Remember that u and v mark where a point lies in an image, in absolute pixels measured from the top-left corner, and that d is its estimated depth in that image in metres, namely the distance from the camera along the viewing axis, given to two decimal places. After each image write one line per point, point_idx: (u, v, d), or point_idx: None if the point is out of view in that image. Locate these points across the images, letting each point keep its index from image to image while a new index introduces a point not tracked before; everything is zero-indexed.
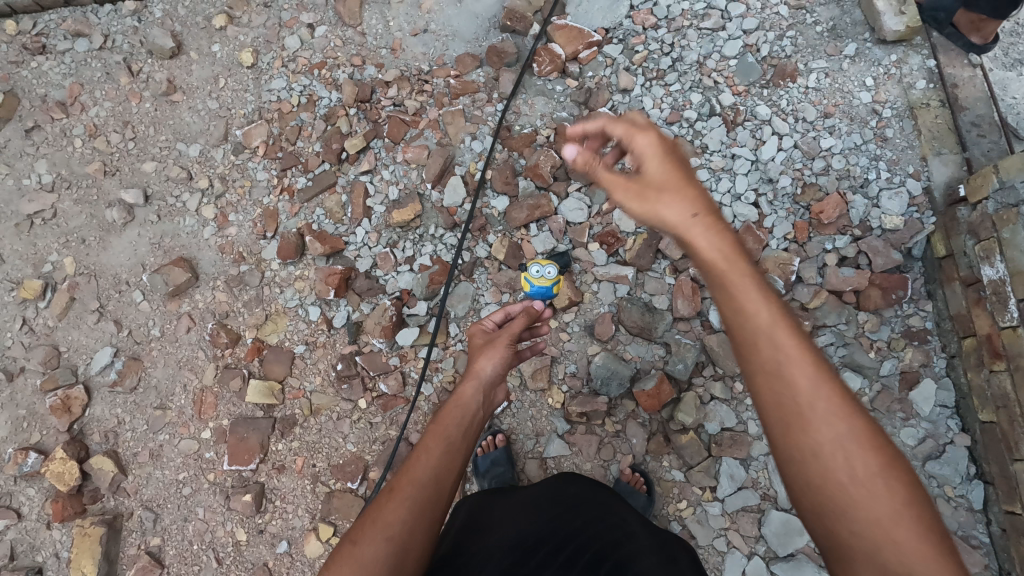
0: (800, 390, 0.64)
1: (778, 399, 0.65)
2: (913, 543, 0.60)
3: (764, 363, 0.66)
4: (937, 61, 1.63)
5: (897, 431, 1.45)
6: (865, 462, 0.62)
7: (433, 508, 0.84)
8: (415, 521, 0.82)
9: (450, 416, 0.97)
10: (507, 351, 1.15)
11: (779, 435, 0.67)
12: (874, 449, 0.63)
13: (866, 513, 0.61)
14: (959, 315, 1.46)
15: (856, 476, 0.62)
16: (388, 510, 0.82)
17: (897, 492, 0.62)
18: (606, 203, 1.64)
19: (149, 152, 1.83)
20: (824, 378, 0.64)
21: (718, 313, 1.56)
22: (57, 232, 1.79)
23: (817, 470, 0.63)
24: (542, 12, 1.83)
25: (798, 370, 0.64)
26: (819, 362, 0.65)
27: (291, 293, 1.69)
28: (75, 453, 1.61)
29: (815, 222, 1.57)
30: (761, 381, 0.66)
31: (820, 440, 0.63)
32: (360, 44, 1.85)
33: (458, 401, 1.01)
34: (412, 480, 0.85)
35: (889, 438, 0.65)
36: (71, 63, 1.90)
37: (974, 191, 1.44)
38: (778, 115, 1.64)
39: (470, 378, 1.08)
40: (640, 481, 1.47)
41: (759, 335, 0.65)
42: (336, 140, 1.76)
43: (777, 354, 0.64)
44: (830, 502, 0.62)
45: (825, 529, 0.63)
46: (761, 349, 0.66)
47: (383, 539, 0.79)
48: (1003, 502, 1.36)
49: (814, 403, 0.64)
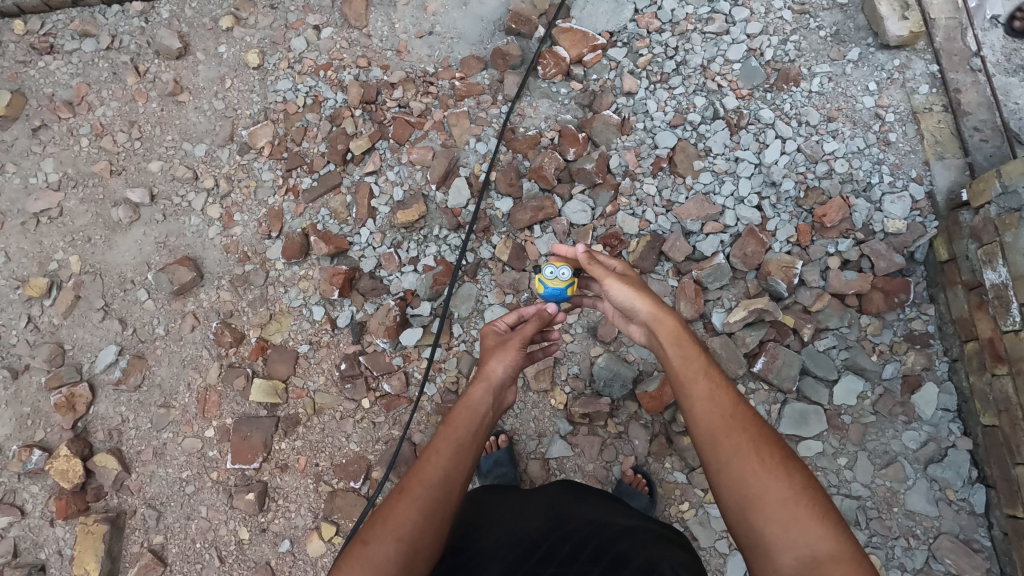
0: (735, 426, 0.89)
1: (709, 434, 0.90)
2: (824, 540, 0.81)
3: (693, 404, 0.94)
4: (940, 66, 1.64)
5: (899, 434, 1.46)
6: (786, 484, 0.84)
7: (441, 511, 0.91)
8: (423, 523, 0.88)
9: (459, 419, 1.01)
10: (520, 354, 1.15)
11: (729, 464, 0.87)
12: (786, 468, 0.86)
13: (784, 523, 0.82)
14: (961, 318, 1.47)
15: (773, 489, 0.84)
16: (399, 511, 0.88)
17: (807, 509, 0.83)
18: (610, 205, 1.65)
19: (155, 151, 1.85)
20: (756, 424, 0.91)
21: (721, 315, 1.56)
22: (63, 230, 1.79)
23: (745, 488, 0.85)
24: (547, 16, 1.84)
25: (717, 410, 0.91)
26: (749, 411, 0.92)
27: (296, 292, 1.70)
28: (79, 450, 1.61)
29: (818, 225, 1.57)
30: (696, 419, 0.92)
31: (745, 463, 0.86)
32: (366, 46, 1.86)
33: (468, 404, 1.04)
34: (422, 482, 0.91)
35: (802, 470, 0.87)
36: (78, 63, 1.92)
37: (976, 196, 1.46)
38: (781, 119, 1.64)
39: (480, 381, 1.09)
40: (642, 483, 1.48)
41: (685, 381, 0.96)
42: (341, 141, 1.78)
43: (702, 396, 0.93)
44: (757, 514, 0.84)
45: (755, 535, 0.83)
46: (691, 394, 0.94)
47: (393, 539, 0.86)
48: (1005, 506, 1.36)
49: (753, 440, 0.88)
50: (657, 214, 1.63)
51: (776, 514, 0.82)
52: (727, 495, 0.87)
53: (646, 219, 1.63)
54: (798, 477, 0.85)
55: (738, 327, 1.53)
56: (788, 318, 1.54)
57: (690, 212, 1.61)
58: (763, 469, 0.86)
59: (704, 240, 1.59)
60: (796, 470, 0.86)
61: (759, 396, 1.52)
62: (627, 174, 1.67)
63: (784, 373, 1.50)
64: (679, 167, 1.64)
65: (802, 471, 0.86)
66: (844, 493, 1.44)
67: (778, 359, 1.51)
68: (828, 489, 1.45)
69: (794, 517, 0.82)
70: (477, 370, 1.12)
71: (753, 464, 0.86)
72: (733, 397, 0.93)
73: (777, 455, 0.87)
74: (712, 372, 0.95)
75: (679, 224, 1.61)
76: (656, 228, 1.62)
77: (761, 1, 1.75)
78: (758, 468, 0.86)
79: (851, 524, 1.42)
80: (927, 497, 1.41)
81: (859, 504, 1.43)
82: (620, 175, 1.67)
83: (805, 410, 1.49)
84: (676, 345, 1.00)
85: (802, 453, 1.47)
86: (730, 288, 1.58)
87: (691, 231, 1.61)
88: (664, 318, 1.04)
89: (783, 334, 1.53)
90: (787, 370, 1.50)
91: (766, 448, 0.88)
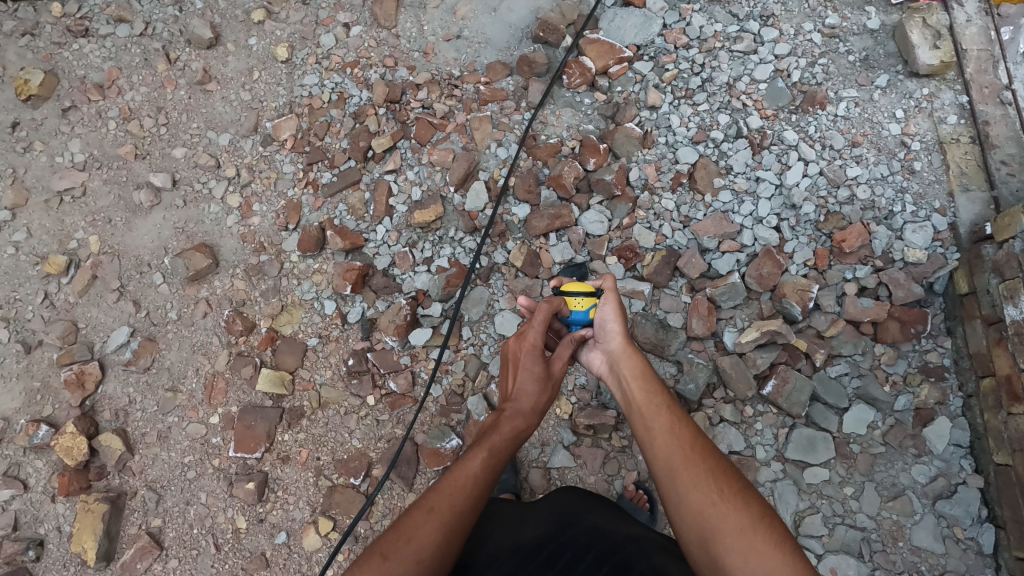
0: (686, 455, 0.97)
1: (668, 468, 0.97)
2: (783, 567, 0.84)
3: (654, 437, 1.01)
4: (969, 97, 1.63)
5: (909, 467, 1.43)
6: (743, 508, 0.90)
7: (461, 535, 0.98)
8: (444, 545, 0.95)
9: (497, 448, 1.09)
10: (556, 389, 1.23)
11: (686, 496, 0.93)
12: (745, 499, 0.91)
13: (746, 544, 0.86)
14: (978, 354, 1.45)
15: (732, 519, 0.89)
16: (424, 532, 0.95)
17: (767, 528, 0.88)
18: (627, 218, 1.65)
19: (180, 138, 1.87)
20: (708, 448, 0.98)
21: (732, 335, 1.55)
22: (85, 211, 1.82)
23: (704, 519, 0.90)
24: (575, 26, 1.85)
25: (677, 443, 0.99)
26: (699, 436, 1.00)
27: (309, 285, 1.71)
28: (85, 428, 1.62)
29: (836, 250, 1.56)
30: (656, 452, 0.99)
31: (703, 495, 0.92)
32: (394, 46, 1.88)
33: (512, 433, 1.13)
34: (450, 507, 0.98)
35: (759, 494, 0.92)
36: (111, 47, 1.95)
37: (1000, 231, 1.44)
38: (805, 141, 1.63)
39: (527, 413, 1.18)
40: (644, 498, 1.47)
41: (648, 415, 1.04)
42: (363, 138, 1.79)
43: (663, 431, 1.01)
44: (719, 543, 0.88)
45: (721, 565, 0.86)
46: (652, 428, 1.02)
47: (415, 559, 0.93)
48: (1013, 548, 1.33)
49: (707, 466, 0.95)
50: (674, 230, 1.62)
51: (736, 544, 0.86)
52: (694, 532, 0.91)
53: (662, 233, 1.62)
54: (754, 507, 0.90)
55: (749, 348, 1.52)
56: (801, 342, 1.52)
57: (707, 230, 1.60)
58: (722, 500, 0.91)
59: (719, 258, 1.58)
60: (753, 501, 0.91)
61: (767, 419, 1.50)
62: (646, 187, 1.67)
63: (794, 398, 1.48)
64: (699, 184, 1.63)
65: (759, 502, 0.91)
66: (849, 524, 1.41)
67: (788, 383, 1.49)
68: (832, 518, 1.42)
69: (752, 546, 0.86)
70: (517, 400, 1.19)
71: (712, 495, 0.92)
72: (693, 432, 1.01)
73: (734, 485, 0.93)
74: (672, 407, 1.04)
75: (696, 240, 1.60)
76: (672, 242, 1.61)
77: (791, 23, 1.75)
78: (717, 500, 0.91)
79: (855, 555, 1.39)
80: (934, 534, 1.38)
81: (863, 536, 1.40)
82: (638, 189, 1.66)
83: (812, 437, 1.47)
84: (639, 381, 1.10)
85: (807, 480, 1.45)
86: (743, 308, 1.57)
87: (708, 248, 1.59)
88: (631, 355, 1.15)
89: (795, 358, 1.52)
90: (797, 395, 1.48)
91: (723, 480, 0.93)
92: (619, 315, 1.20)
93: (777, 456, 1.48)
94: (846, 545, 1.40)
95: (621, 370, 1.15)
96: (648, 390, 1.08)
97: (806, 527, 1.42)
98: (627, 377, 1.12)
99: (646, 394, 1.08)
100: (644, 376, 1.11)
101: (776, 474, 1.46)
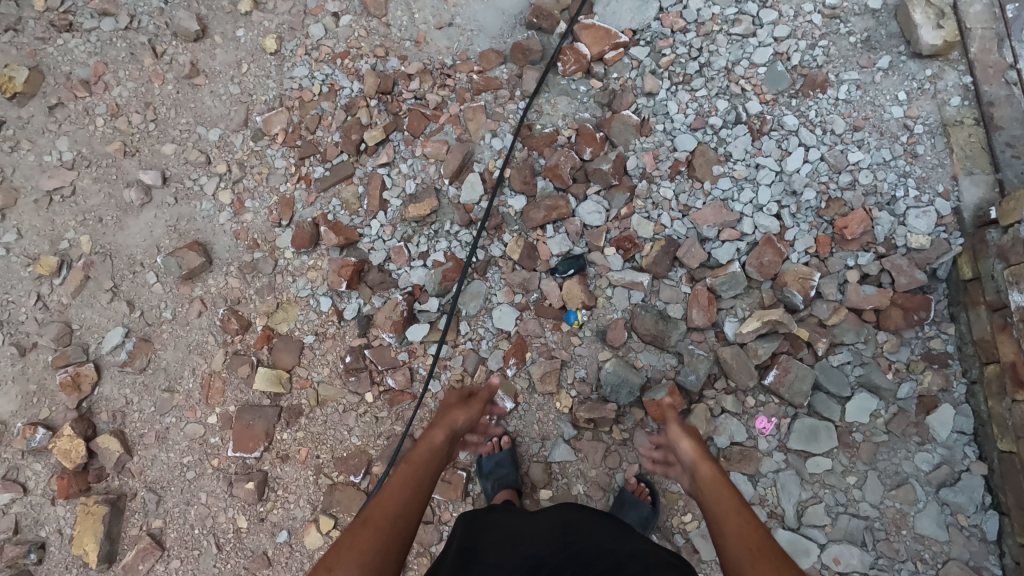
0: (743, 538, 0.92)
1: (723, 553, 0.92)
2: None
3: (716, 528, 0.97)
4: (974, 77, 1.58)
5: (912, 456, 1.42)
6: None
7: (401, 543, 0.92)
8: (386, 554, 0.89)
9: (417, 459, 1.08)
10: (469, 419, 1.28)
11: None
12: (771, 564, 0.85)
13: None
14: (983, 340, 1.42)
15: None
16: (363, 537, 0.89)
17: None
18: (625, 208, 1.62)
19: (169, 134, 1.84)
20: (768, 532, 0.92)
21: (733, 325, 1.53)
22: (75, 210, 1.79)
23: None
24: (569, 11, 1.80)
25: (733, 528, 0.94)
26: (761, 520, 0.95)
27: (304, 282, 1.69)
28: (83, 430, 1.62)
29: (838, 237, 1.53)
30: (716, 542, 0.95)
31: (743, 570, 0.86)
32: (384, 35, 1.83)
33: (426, 448, 1.12)
34: (385, 514, 0.93)
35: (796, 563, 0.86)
36: (96, 42, 1.90)
37: (1005, 215, 1.42)
38: (805, 126, 1.60)
39: (439, 428, 1.20)
40: (645, 491, 1.46)
41: (713, 511, 1.01)
42: (356, 131, 1.76)
43: (724, 520, 0.97)
44: None
45: None
46: (715, 520, 0.99)
47: (355, 562, 0.86)
48: (1018, 535, 1.32)
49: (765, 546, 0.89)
50: (673, 219, 1.59)
51: None
52: None
53: (661, 223, 1.59)
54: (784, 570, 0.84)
55: (750, 338, 1.50)
56: (802, 331, 1.50)
57: (707, 219, 1.57)
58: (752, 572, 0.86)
59: (719, 247, 1.56)
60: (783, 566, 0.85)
61: (769, 410, 1.49)
62: (644, 176, 1.64)
63: (796, 387, 1.47)
64: (698, 172, 1.60)
65: None
66: (852, 513, 1.41)
67: (790, 372, 1.47)
68: (835, 508, 1.42)
69: None
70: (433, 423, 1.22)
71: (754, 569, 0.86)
72: (752, 516, 0.96)
73: (772, 556, 0.87)
74: (737, 500, 1.01)
75: (695, 229, 1.58)
76: (671, 232, 1.59)
77: (791, 3, 1.70)
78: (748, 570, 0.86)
79: (858, 545, 1.39)
80: (937, 521, 1.38)
81: (866, 525, 1.40)
82: (636, 178, 1.64)
83: (815, 426, 1.46)
84: (709, 481, 1.09)
85: (810, 469, 1.44)
86: (744, 298, 1.55)
87: (707, 237, 1.57)
88: (704, 461, 1.15)
89: (797, 347, 1.50)
90: (799, 385, 1.47)
91: (769, 557, 0.87)
92: (690, 435, 1.23)
93: (779, 446, 1.47)
94: (850, 534, 1.40)
95: (694, 476, 1.14)
96: (718, 489, 1.06)
97: (809, 517, 1.42)
98: (698, 473, 1.13)
99: (714, 493, 1.05)
100: (715, 477, 1.09)
101: (779, 465, 1.46)
